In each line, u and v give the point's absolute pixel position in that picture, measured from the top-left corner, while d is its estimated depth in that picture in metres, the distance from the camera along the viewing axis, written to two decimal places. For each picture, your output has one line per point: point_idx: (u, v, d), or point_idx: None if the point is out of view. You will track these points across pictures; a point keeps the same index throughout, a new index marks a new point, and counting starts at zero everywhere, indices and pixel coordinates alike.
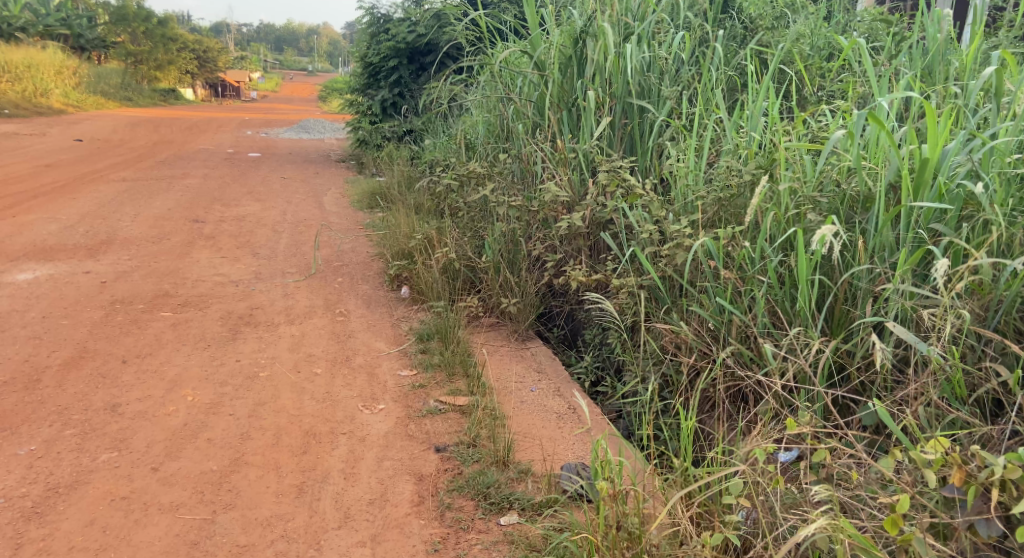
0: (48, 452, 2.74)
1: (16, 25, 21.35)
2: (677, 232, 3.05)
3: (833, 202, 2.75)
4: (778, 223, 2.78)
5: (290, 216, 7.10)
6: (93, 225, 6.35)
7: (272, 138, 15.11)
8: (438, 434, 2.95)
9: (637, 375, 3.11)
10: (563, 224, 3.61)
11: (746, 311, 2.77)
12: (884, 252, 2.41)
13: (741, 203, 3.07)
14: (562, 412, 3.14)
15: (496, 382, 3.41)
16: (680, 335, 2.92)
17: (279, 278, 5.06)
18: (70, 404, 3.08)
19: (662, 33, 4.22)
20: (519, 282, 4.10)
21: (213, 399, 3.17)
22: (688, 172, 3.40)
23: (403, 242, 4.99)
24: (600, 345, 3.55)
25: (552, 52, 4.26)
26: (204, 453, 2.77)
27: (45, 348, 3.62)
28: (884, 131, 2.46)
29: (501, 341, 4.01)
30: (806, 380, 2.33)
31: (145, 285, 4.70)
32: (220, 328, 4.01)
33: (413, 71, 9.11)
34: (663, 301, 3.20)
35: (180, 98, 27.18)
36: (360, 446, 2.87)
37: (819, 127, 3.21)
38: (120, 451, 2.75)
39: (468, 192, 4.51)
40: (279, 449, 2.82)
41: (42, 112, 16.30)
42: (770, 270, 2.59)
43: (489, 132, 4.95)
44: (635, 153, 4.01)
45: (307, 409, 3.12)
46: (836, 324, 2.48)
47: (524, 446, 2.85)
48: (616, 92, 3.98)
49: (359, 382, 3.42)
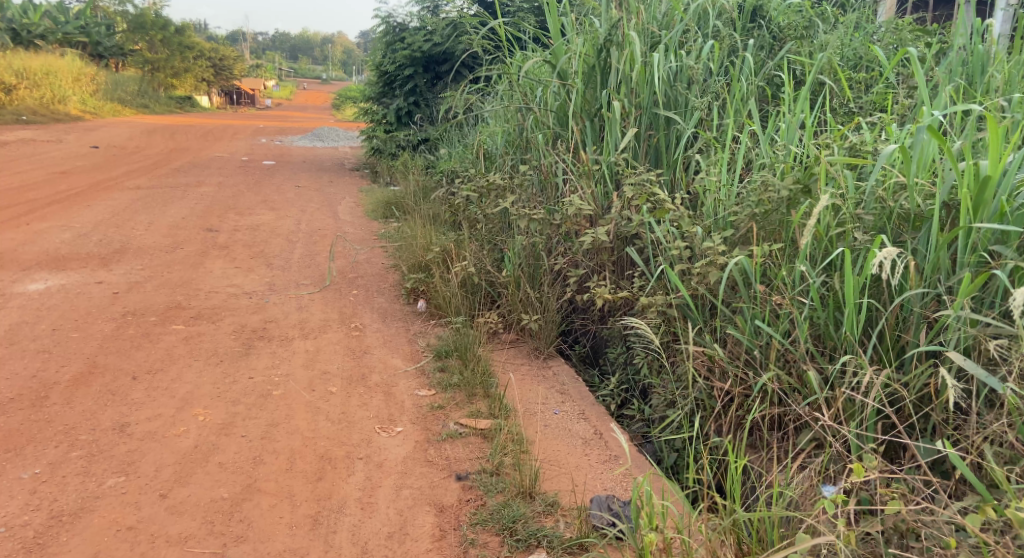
0: (52, 476, 2.62)
1: (34, 33, 21.46)
2: (710, 248, 2.92)
3: (877, 219, 2.61)
4: (819, 241, 2.65)
5: (304, 226, 7.00)
6: (106, 233, 6.28)
7: (287, 145, 15.11)
8: (459, 461, 2.82)
9: (666, 400, 2.98)
10: (587, 239, 3.48)
11: (786, 335, 2.64)
12: (939, 276, 2.30)
13: (777, 220, 2.92)
14: (588, 438, 3.01)
15: (519, 404, 3.28)
16: (714, 359, 2.79)
17: (294, 289, 4.95)
18: (78, 423, 2.97)
19: (689, 42, 4.07)
20: (541, 298, 3.95)
21: (224, 419, 3.06)
22: (719, 186, 3.27)
23: (421, 254, 4.88)
24: (627, 365, 3.41)
25: (575, 62, 4.13)
26: (215, 479, 2.65)
27: (54, 363, 3.51)
28: (941, 146, 2.31)
29: (522, 360, 3.88)
30: (856, 414, 2.23)
31: (158, 296, 4.60)
32: (233, 343, 3.90)
33: (429, 80, 9.00)
34: (694, 321, 3.07)
35: (195, 105, 27.36)
36: (378, 473, 2.74)
37: (858, 141, 3.06)
38: (128, 476, 2.64)
39: (487, 204, 4.41)
40: (293, 476, 2.69)
41: (60, 118, 16.40)
42: (813, 291, 2.45)
43: (508, 142, 4.82)
44: (660, 166, 3.88)
45: (322, 431, 3.00)
46: (885, 351, 2.36)
47: (551, 475, 2.72)
48: (642, 102, 3.84)
49: (375, 402, 3.29)
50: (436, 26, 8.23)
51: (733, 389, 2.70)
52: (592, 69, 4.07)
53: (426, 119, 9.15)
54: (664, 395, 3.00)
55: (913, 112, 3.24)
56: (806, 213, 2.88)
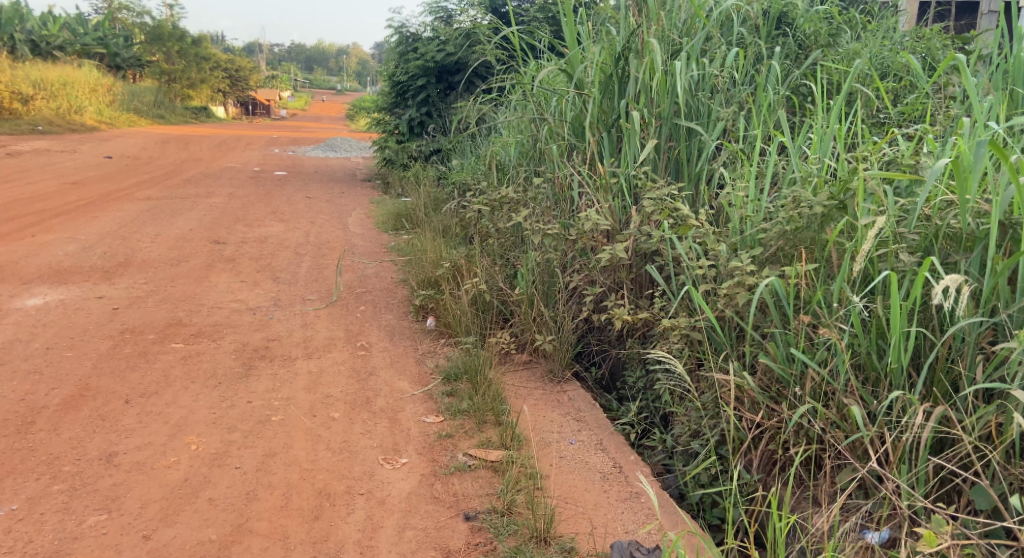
0: (30, 513, 2.46)
1: (53, 44, 21.51)
2: (738, 268, 2.73)
3: (921, 238, 2.42)
4: (860, 262, 2.46)
5: (312, 238, 6.83)
6: (111, 246, 6.13)
7: (299, 155, 15.02)
8: (468, 498, 2.62)
9: (689, 430, 2.79)
10: (605, 257, 3.30)
11: (823, 364, 2.45)
12: (998, 303, 2.12)
13: (809, 238, 2.73)
14: (607, 472, 2.81)
15: (532, 433, 3.07)
16: (743, 388, 2.60)
17: (300, 305, 4.77)
18: (62, 453, 2.80)
19: (713, 49, 3.86)
20: (556, 318, 3.74)
21: (218, 448, 2.87)
22: (747, 201, 3.08)
23: (430, 270, 4.70)
24: (646, 391, 3.21)
25: (592, 71, 3.94)
26: (204, 517, 2.47)
27: (44, 385, 3.35)
28: (1002, 159, 2.09)
29: (535, 383, 3.66)
30: (903, 455, 2.13)
31: (159, 313, 4.43)
32: (233, 363, 3.73)
33: (441, 90, 8.83)
34: (721, 347, 2.88)
35: (210, 116, 27.43)
36: (380, 511, 2.54)
37: (896, 154, 2.85)
38: (110, 513, 2.46)
39: (500, 218, 4.26)
40: (288, 514, 2.51)
41: (76, 129, 16.42)
42: (855, 317, 2.26)
43: (522, 155, 4.64)
44: (681, 179, 3.69)
45: (321, 463, 2.81)
46: (937, 385, 2.18)
47: (568, 516, 2.52)
48: (663, 112, 3.64)
49: (379, 430, 3.10)
50: (450, 37, 8.04)
51: (765, 422, 2.51)
52: (609, 78, 3.88)
53: (439, 130, 8.98)
54: (688, 425, 2.81)
55: (955, 124, 3.03)
56: (842, 232, 2.69)
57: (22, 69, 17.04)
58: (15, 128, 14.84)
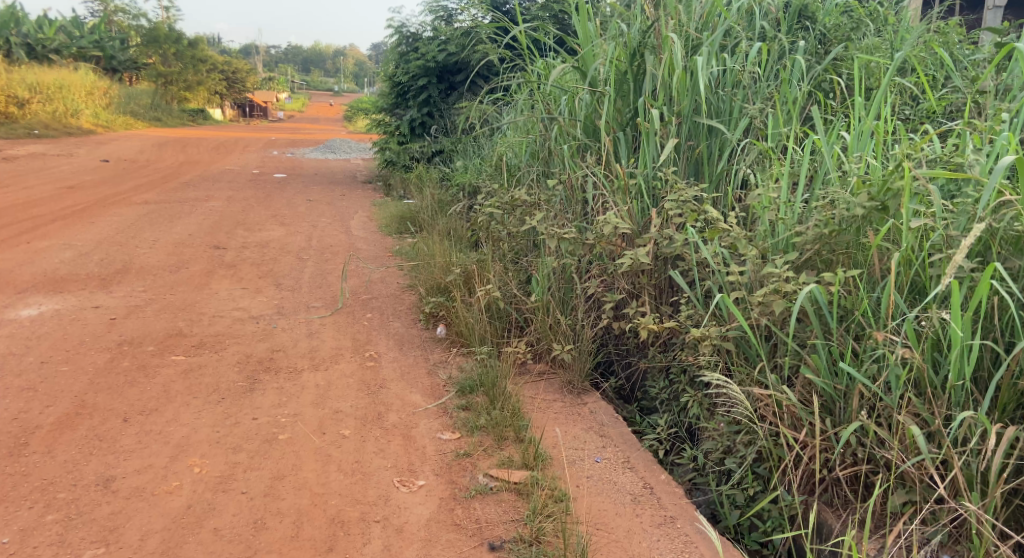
0: (23, 547, 2.30)
1: (49, 48, 21.32)
2: (774, 274, 2.56)
3: (976, 242, 2.26)
4: (907, 271, 2.31)
5: (315, 243, 6.65)
6: (109, 252, 5.95)
7: (297, 157, 14.82)
8: (491, 525, 2.47)
9: (722, 447, 2.62)
10: (625, 262, 3.12)
11: (871, 378, 2.29)
12: None
13: (847, 242, 2.58)
14: (638, 494, 2.65)
15: (555, 451, 2.91)
16: (783, 403, 2.43)
17: (305, 313, 4.60)
18: (58, 477, 2.63)
19: (734, 44, 3.68)
20: (574, 327, 3.56)
21: (223, 471, 2.71)
22: (778, 203, 2.90)
23: (439, 275, 4.52)
24: (672, 403, 3.04)
25: (605, 69, 3.76)
26: (209, 550, 2.32)
27: (39, 402, 3.17)
28: None
29: (554, 396, 3.47)
30: (973, 482, 2.04)
31: (158, 323, 4.25)
32: (237, 376, 3.55)
33: (443, 90, 8.62)
34: (755, 358, 2.70)
35: (208, 119, 27.22)
36: (397, 541, 2.39)
37: (937, 150, 2.69)
38: (110, 547, 2.32)
39: (512, 221, 4.11)
40: (300, 546, 2.35)
41: (72, 132, 16.19)
42: (911, 329, 2.10)
43: (531, 155, 4.46)
44: (702, 179, 3.53)
45: (333, 487, 2.64)
46: (1003, 401, 2.06)
47: (601, 548, 2.37)
48: (682, 110, 3.47)
49: (393, 449, 2.92)
50: (451, 37, 7.86)
51: (809, 440, 2.33)
52: (624, 76, 3.72)
53: (441, 130, 8.80)
54: (721, 441, 2.63)
55: (996, 118, 2.86)
56: (886, 234, 2.52)
57: (17, 74, 16.80)
58: (12, 132, 14.65)
